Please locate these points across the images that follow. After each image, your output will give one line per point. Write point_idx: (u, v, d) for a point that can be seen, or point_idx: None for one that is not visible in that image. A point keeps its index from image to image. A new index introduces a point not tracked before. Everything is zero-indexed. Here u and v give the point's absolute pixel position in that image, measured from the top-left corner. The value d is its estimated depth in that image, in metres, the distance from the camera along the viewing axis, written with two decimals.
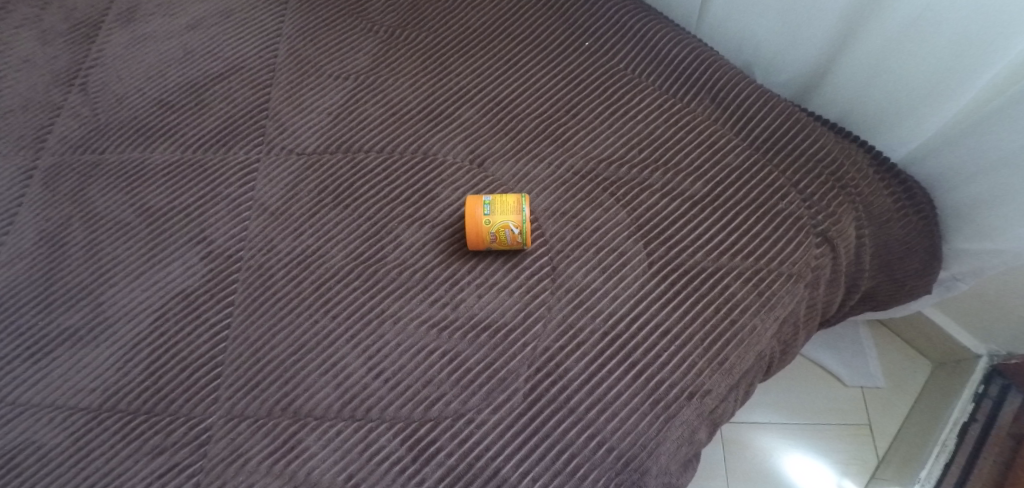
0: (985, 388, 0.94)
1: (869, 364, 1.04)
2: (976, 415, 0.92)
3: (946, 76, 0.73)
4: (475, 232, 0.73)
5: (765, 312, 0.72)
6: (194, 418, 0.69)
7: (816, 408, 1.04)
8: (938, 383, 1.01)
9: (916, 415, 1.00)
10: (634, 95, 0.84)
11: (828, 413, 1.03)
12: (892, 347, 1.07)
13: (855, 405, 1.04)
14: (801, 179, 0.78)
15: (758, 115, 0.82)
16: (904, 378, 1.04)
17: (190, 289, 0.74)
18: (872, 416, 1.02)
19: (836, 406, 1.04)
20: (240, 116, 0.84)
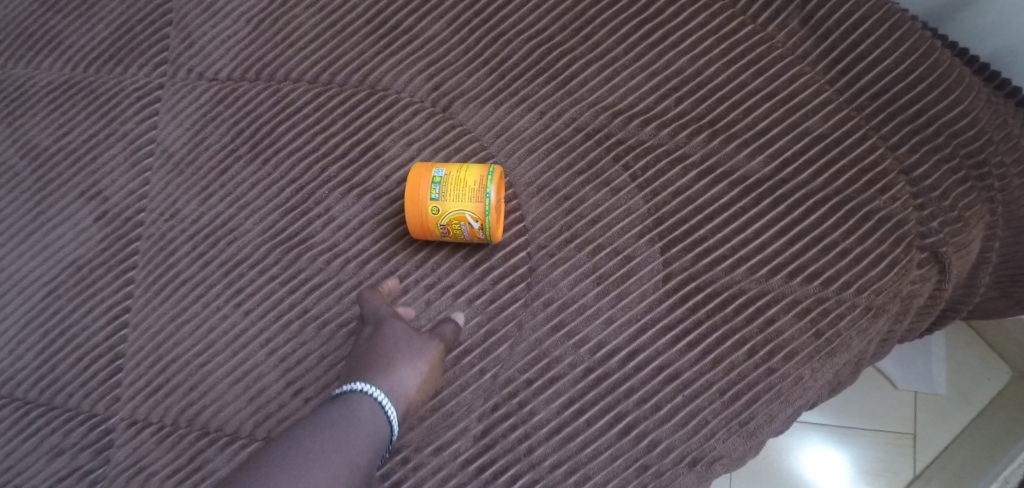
0: None
1: (930, 363, 0.78)
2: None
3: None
4: (420, 224, 0.53)
5: (821, 359, 0.51)
6: (96, 417, 0.58)
7: (843, 403, 0.80)
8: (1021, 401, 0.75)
9: (978, 435, 0.76)
10: (680, 6, 0.57)
11: (859, 416, 0.79)
12: (965, 344, 0.80)
13: (900, 413, 0.78)
14: (920, 161, 0.52)
15: (870, 53, 0.53)
16: (977, 386, 0.78)
17: (84, 260, 0.60)
18: (919, 424, 0.78)
19: (872, 408, 0.79)
20: (137, 19, 0.64)
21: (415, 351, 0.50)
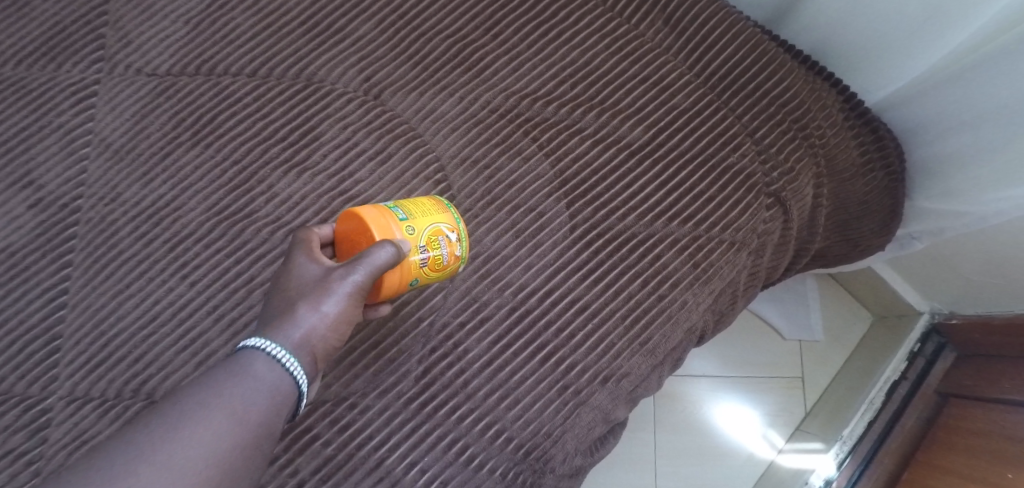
0: (921, 346, 0.92)
1: (809, 315, 1.01)
2: (907, 373, 0.90)
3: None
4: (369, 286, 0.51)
5: (699, 286, 0.64)
6: (30, 398, 0.58)
7: (748, 360, 1.01)
8: (877, 337, 0.99)
9: (848, 372, 0.99)
10: (570, 13, 0.69)
11: (761, 366, 1.01)
12: (837, 298, 1.04)
13: (790, 359, 1.01)
14: (760, 126, 0.67)
15: (715, 46, 0.68)
16: (843, 331, 1.02)
17: (17, 246, 0.61)
18: (805, 368, 1.01)
19: (770, 358, 1.01)
20: (71, 21, 0.67)
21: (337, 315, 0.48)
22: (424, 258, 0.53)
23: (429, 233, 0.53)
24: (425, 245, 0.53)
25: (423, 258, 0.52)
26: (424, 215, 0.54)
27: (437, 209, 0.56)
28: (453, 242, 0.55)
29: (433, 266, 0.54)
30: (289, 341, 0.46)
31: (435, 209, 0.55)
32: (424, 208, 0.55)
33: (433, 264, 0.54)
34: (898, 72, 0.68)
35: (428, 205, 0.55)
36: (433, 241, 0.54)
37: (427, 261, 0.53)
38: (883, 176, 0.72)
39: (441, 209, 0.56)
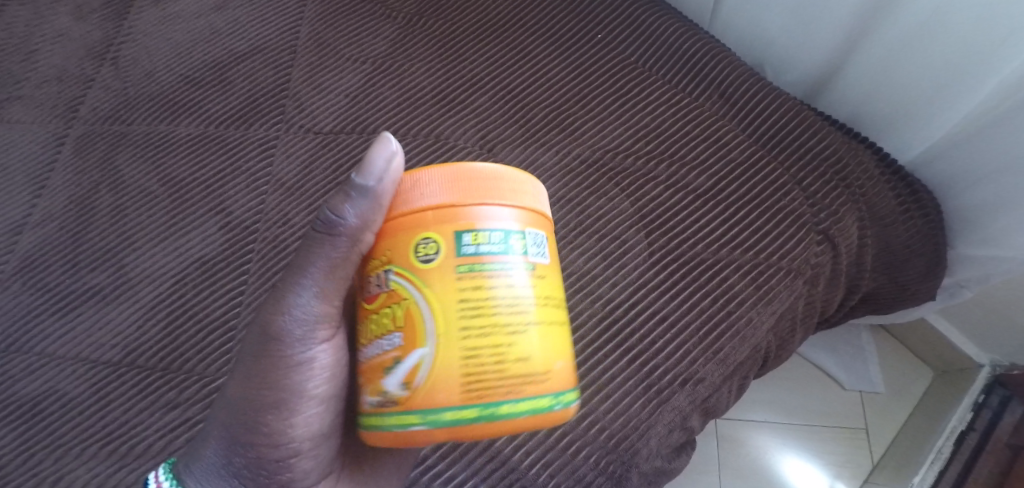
0: (985, 398, 0.96)
1: (868, 367, 1.07)
2: (975, 424, 0.94)
3: (997, 47, 0.66)
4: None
5: (762, 306, 0.73)
6: (207, 378, 0.70)
7: (811, 408, 1.07)
8: (940, 390, 1.03)
9: (913, 424, 1.02)
10: (645, 88, 0.86)
11: (824, 414, 1.06)
12: (894, 353, 1.09)
13: (853, 409, 1.06)
14: (805, 176, 0.77)
15: (766, 113, 0.81)
16: (905, 385, 1.06)
17: (208, 257, 0.78)
18: (869, 422, 1.05)
19: (833, 408, 1.06)
20: (261, 94, 0.88)
21: (258, 373, 0.51)
22: (369, 278, 0.49)
23: (388, 314, 0.46)
24: (374, 288, 0.47)
25: (369, 282, 0.49)
26: (421, 301, 0.44)
27: (421, 343, 0.44)
28: (368, 386, 0.47)
29: (360, 315, 0.49)
30: (268, 391, 0.51)
31: (422, 342, 0.44)
32: (432, 309, 0.44)
33: (361, 310, 0.49)
34: (924, 134, 0.80)
35: (430, 320, 0.44)
36: (377, 324, 0.47)
37: (363, 304, 0.49)
38: (922, 223, 0.80)
39: (420, 357, 0.44)
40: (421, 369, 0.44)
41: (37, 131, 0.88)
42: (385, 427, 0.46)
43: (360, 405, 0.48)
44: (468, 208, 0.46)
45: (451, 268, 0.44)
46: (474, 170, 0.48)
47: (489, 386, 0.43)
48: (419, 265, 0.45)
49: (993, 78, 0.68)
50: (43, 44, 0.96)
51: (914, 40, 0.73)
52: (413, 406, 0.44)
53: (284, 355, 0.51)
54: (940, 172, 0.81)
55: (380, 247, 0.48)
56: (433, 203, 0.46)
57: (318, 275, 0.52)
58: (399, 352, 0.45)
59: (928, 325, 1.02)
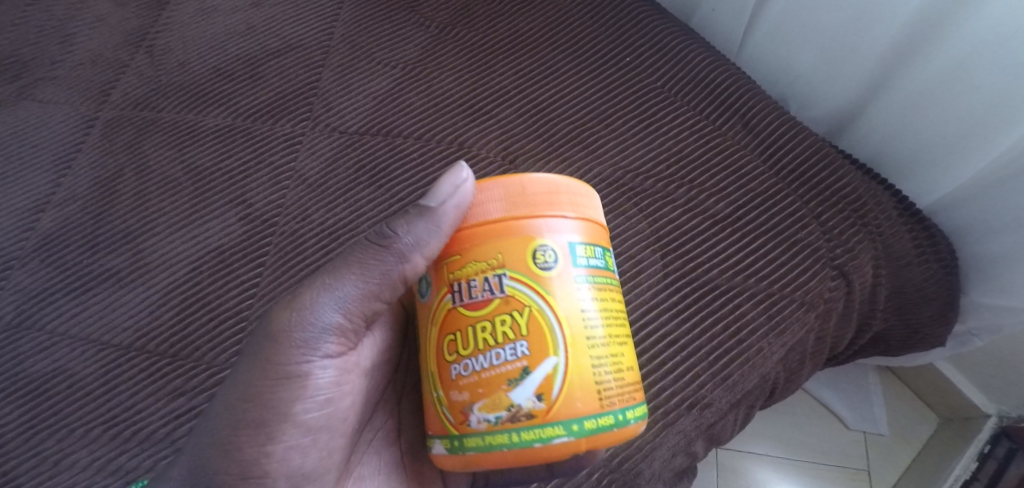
0: (991, 448, 0.94)
1: (872, 409, 1.06)
2: (979, 474, 0.93)
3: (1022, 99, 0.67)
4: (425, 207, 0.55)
5: (773, 337, 0.72)
6: (215, 367, 0.70)
7: (813, 445, 1.06)
8: (945, 439, 1.01)
9: (917, 467, 1.01)
10: (669, 112, 0.87)
11: (826, 453, 1.05)
12: (900, 397, 1.08)
13: (855, 449, 1.05)
14: (823, 211, 0.78)
15: (787, 146, 0.82)
16: (909, 429, 1.05)
17: (226, 246, 0.78)
18: (872, 462, 1.04)
19: (835, 447, 1.06)
20: (291, 91, 0.89)
21: (265, 373, 0.55)
22: (458, 280, 0.50)
23: (505, 321, 0.48)
24: (478, 292, 0.49)
25: (459, 285, 0.49)
26: (546, 310, 0.48)
27: (552, 353, 0.47)
28: (485, 400, 0.47)
29: (448, 321, 0.50)
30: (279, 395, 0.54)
31: (552, 352, 0.47)
32: (557, 321, 0.48)
33: (454, 314, 0.49)
34: (944, 181, 0.80)
35: (557, 328, 0.48)
36: (487, 331, 0.48)
37: (457, 308, 0.49)
38: (937, 267, 0.80)
39: (553, 366, 0.47)
40: (555, 379, 0.47)
41: (68, 113, 0.90)
42: (519, 442, 0.46)
43: (464, 422, 0.48)
44: (539, 219, 0.49)
45: (568, 277, 0.49)
46: (544, 179, 0.51)
47: (616, 391, 0.49)
48: (540, 272, 0.48)
49: (1017, 128, 0.69)
50: (81, 29, 0.98)
51: (941, 85, 0.74)
52: (553, 418, 0.46)
53: (296, 362, 0.55)
54: (957, 218, 0.81)
55: (464, 249, 0.50)
56: (513, 214, 0.49)
57: (349, 290, 0.56)
58: (526, 363, 0.47)
59: (936, 371, 1.01)
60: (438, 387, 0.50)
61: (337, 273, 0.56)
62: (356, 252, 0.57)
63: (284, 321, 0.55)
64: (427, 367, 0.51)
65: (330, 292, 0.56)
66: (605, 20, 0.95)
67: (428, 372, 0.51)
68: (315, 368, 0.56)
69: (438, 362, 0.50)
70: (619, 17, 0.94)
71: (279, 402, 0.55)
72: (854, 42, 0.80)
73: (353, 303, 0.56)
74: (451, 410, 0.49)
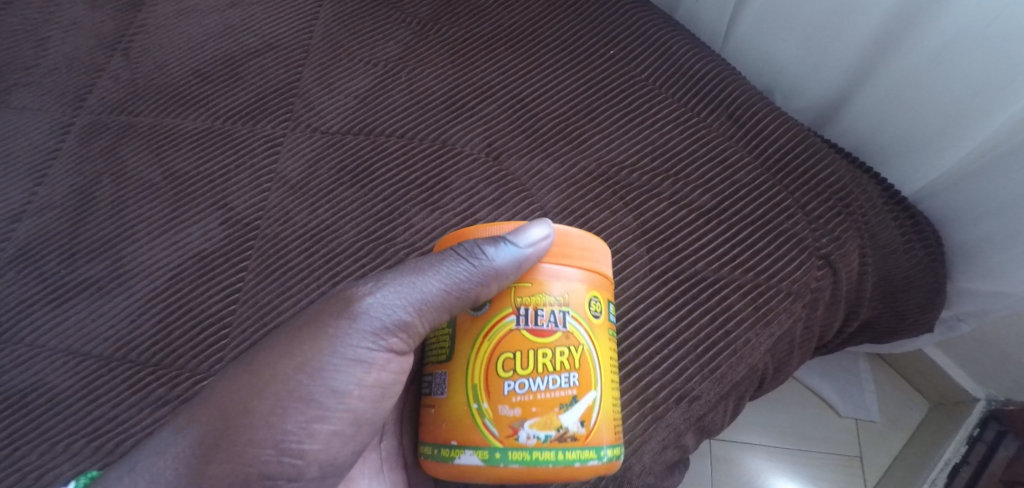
0: (981, 432, 0.96)
1: (863, 395, 1.06)
2: (969, 458, 0.94)
3: (1004, 85, 0.67)
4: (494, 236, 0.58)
5: (761, 327, 0.72)
6: (199, 374, 0.70)
7: (806, 433, 1.07)
8: (935, 423, 1.02)
9: (909, 452, 1.01)
10: (653, 104, 0.86)
11: (819, 440, 1.06)
12: (890, 382, 1.08)
13: (847, 436, 1.06)
14: (809, 201, 0.78)
15: (771, 136, 0.82)
16: (900, 414, 1.06)
17: (207, 251, 0.77)
18: (864, 448, 1.05)
19: (828, 434, 1.06)
20: (271, 91, 0.88)
21: (314, 347, 0.56)
22: (523, 306, 0.55)
23: (563, 353, 0.54)
24: (544, 321, 0.54)
25: (525, 310, 0.54)
26: (595, 348, 0.55)
27: (594, 388, 0.54)
28: (536, 419, 0.52)
29: (507, 342, 0.54)
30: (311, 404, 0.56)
31: (593, 389, 0.54)
32: (602, 357, 0.55)
33: (513, 336, 0.54)
34: (928, 168, 0.80)
35: (602, 367, 0.55)
36: (547, 358, 0.53)
37: (521, 330, 0.54)
38: (924, 254, 0.80)
39: (591, 401, 0.54)
40: (591, 414, 0.53)
41: (43, 119, 0.88)
42: (559, 460, 0.52)
43: (512, 435, 0.52)
44: (594, 268, 0.57)
45: (607, 325, 0.57)
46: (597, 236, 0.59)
47: (619, 430, 0.56)
48: (593, 317, 0.55)
49: (1001, 114, 0.69)
50: (55, 32, 0.97)
51: (924, 72, 0.74)
52: (591, 443, 0.53)
53: (346, 349, 0.57)
54: (942, 204, 0.81)
55: (532, 278, 0.55)
56: (582, 261, 0.56)
57: (416, 298, 0.58)
58: (575, 393, 0.53)
59: (925, 357, 1.01)
60: (485, 400, 0.53)
61: (416, 275, 0.58)
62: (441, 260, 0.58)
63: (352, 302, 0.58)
64: (473, 381, 0.54)
65: (402, 292, 0.58)
66: (588, 12, 0.94)
67: (473, 386, 0.54)
68: (354, 383, 0.57)
69: (489, 379, 0.54)
70: (602, 10, 0.94)
71: (314, 385, 0.56)
72: (836, 31, 0.80)
73: (415, 312, 0.58)
74: (496, 422, 0.53)
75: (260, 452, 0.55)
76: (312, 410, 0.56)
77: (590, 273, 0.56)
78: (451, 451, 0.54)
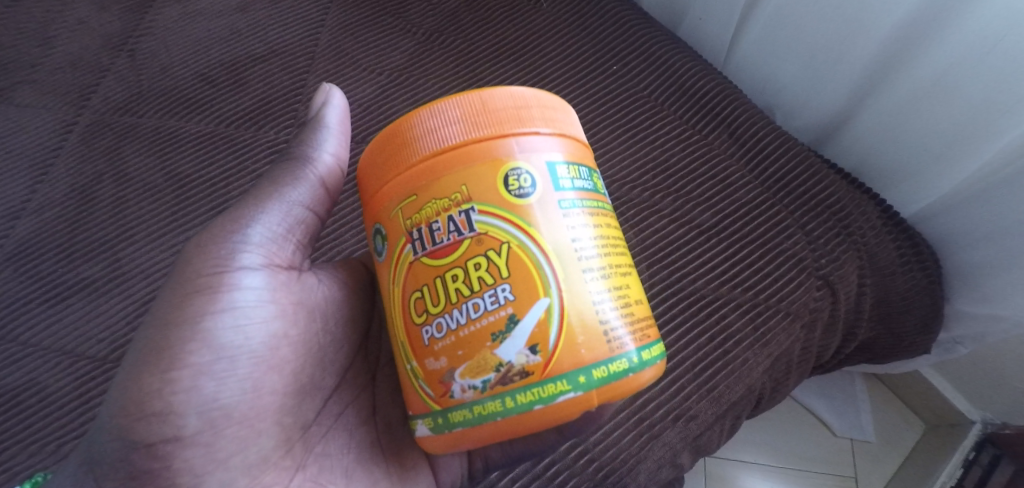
0: (976, 456, 0.95)
1: (859, 415, 1.06)
2: (964, 481, 0.93)
3: (1004, 112, 0.67)
4: (375, 153, 0.48)
5: (758, 348, 0.72)
6: None
7: (801, 452, 1.06)
8: (931, 445, 1.01)
9: (904, 474, 1.01)
10: (656, 121, 0.87)
11: (814, 459, 1.05)
12: (886, 402, 1.08)
13: (843, 456, 1.05)
14: (809, 221, 0.78)
15: (773, 156, 0.82)
16: (896, 435, 1.05)
17: None
18: (858, 468, 1.05)
19: (823, 454, 1.06)
20: (275, 97, 0.88)
21: (171, 319, 0.50)
22: (416, 226, 0.45)
23: (480, 266, 0.44)
24: (443, 236, 0.44)
25: (419, 231, 0.45)
26: (527, 240, 0.44)
27: (540, 295, 0.43)
28: (467, 363, 0.43)
29: (414, 276, 0.45)
30: (206, 367, 0.50)
31: (541, 294, 0.43)
32: (540, 250, 0.44)
33: (420, 267, 0.45)
34: (926, 190, 0.80)
35: (544, 262, 0.44)
36: (459, 280, 0.44)
37: (420, 259, 0.45)
38: (921, 276, 0.80)
39: (546, 308, 0.43)
40: (551, 323, 0.43)
41: (46, 117, 0.88)
42: (514, 406, 0.43)
43: (446, 392, 0.44)
44: (510, 139, 0.45)
45: (550, 200, 0.45)
46: (497, 94, 0.47)
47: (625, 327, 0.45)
48: (516, 198, 0.44)
49: (1004, 138, 0.69)
50: (62, 31, 0.97)
51: (927, 95, 0.74)
52: (553, 374, 0.43)
53: (213, 300, 0.51)
54: (942, 228, 0.81)
55: (422, 184, 0.45)
56: (502, 114, 0.46)
57: (269, 214, 0.56)
58: (513, 312, 0.43)
59: (922, 378, 1.01)
60: (413, 358, 0.46)
61: (254, 194, 0.57)
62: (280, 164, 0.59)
63: (196, 251, 0.53)
64: (401, 337, 0.47)
65: (247, 213, 0.56)
66: (594, 27, 0.94)
67: (401, 342, 0.47)
68: (247, 324, 0.53)
69: (411, 329, 0.46)
70: (608, 25, 0.94)
71: (181, 361, 0.49)
72: (839, 54, 0.80)
73: (276, 226, 0.56)
74: (429, 380, 0.45)
75: (142, 462, 0.48)
76: (209, 373, 0.50)
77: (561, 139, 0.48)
78: (411, 423, 0.48)
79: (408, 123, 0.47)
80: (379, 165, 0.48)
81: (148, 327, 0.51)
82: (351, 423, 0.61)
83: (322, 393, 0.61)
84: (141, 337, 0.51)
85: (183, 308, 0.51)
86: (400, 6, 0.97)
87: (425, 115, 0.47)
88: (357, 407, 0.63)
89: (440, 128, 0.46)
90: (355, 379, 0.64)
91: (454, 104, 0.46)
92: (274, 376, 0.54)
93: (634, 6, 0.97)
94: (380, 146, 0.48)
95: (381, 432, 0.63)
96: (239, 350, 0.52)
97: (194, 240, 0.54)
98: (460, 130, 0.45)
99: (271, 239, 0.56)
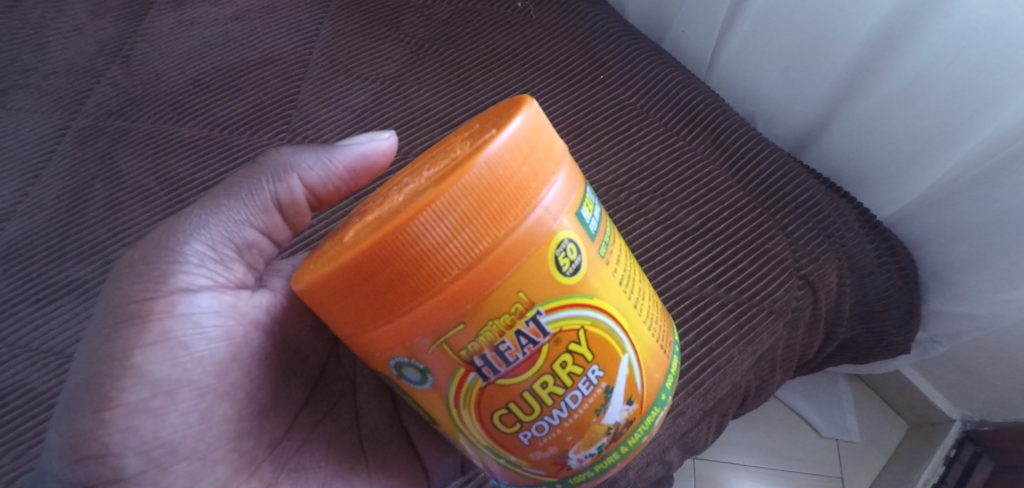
0: (958, 452, 0.97)
1: (844, 415, 1.08)
2: (947, 478, 0.95)
3: (971, 114, 0.71)
4: (365, 294, 0.39)
5: (743, 345, 0.73)
6: None
7: (788, 453, 1.08)
8: (914, 445, 1.03)
9: (889, 473, 1.03)
10: (642, 127, 0.89)
11: (801, 460, 1.07)
12: (870, 404, 1.10)
13: (829, 456, 1.07)
14: (789, 222, 0.80)
15: (755, 161, 0.84)
16: (879, 435, 1.07)
17: None
18: (845, 468, 1.06)
19: (811, 454, 1.07)
20: (269, 103, 0.90)
21: (106, 345, 0.50)
22: (476, 353, 0.40)
23: (565, 363, 0.42)
24: (515, 354, 0.41)
25: (484, 356, 0.40)
26: (596, 317, 0.42)
27: (619, 363, 0.44)
28: (579, 442, 0.45)
29: (489, 399, 0.42)
30: (145, 386, 0.51)
31: (620, 357, 0.44)
32: (603, 313, 0.42)
33: (493, 391, 0.42)
34: (901, 190, 0.83)
35: (617, 328, 0.43)
36: (548, 386, 0.42)
37: (495, 382, 0.41)
38: (898, 276, 0.83)
39: (628, 365, 0.44)
40: (634, 377, 0.45)
41: (39, 121, 0.89)
42: (626, 448, 0.47)
43: (563, 467, 0.46)
44: (535, 210, 0.39)
45: (592, 262, 0.42)
46: (490, 175, 0.38)
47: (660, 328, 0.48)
48: (568, 277, 0.40)
49: (973, 140, 0.72)
50: (55, 38, 0.98)
51: (897, 104, 0.77)
52: (648, 407, 0.47)
53: (149, 332, 0.51)
54: (916, 229, 0.84)
55: (469, 302, 0.38)
56: (524, 183, 0.39)
57: (214, 229, 0.55)
58: (604, 392, 0.44)
59: (904, 378, 1.03)
60: (509, 454, 0.45)
61: (210, 206, 0.56)
62: (250, 173, 0.58)
63: (135, 269, 0.52)
64: (481, 442, 0.45)
65: (200, 231, 0.55)
66: (583, 39, 0.97)
67: (485, 445, 0.45)
68: (193, 346, 0.53)
69: (496, 437, 0.44)
70: (596, 36, 0.97)
71: (114, 393, 0.49)
72: (814, 64, 0.84)
73: (229, 240, 0.57)
74: (539, 465, 0.46)
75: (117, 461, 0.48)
76: (154, 396, 0.51)
77: (566, 178, 0.42)
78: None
79: (396, 244, 0.38)
80: (373, 292, 0.39)
81: (88, 343, 0.51)
82: (334, 437, 0.64)
83: (291, 405, 0.62)
84: (83, 356, 0.51)
85: (125, 331, 0.51)
86: (393, 17, 0.99)
87: (420, 212, 0.38)
88: (342, 422, 0.66)
89: (452, 232, 0.38)
90: (329, 387, 0.67)
91: (458, 188, 0.38)
92: (222, 406, 0.55)
93: (620, 19, 1.00)
94: (372, 280, 0.38)
95: (364, 444, 0.65)
96: (177, 384, 0.52)
97: (135, 250, 0.54)
98: (457, 225, 0.38)
99: (217, 258, 0.56)
